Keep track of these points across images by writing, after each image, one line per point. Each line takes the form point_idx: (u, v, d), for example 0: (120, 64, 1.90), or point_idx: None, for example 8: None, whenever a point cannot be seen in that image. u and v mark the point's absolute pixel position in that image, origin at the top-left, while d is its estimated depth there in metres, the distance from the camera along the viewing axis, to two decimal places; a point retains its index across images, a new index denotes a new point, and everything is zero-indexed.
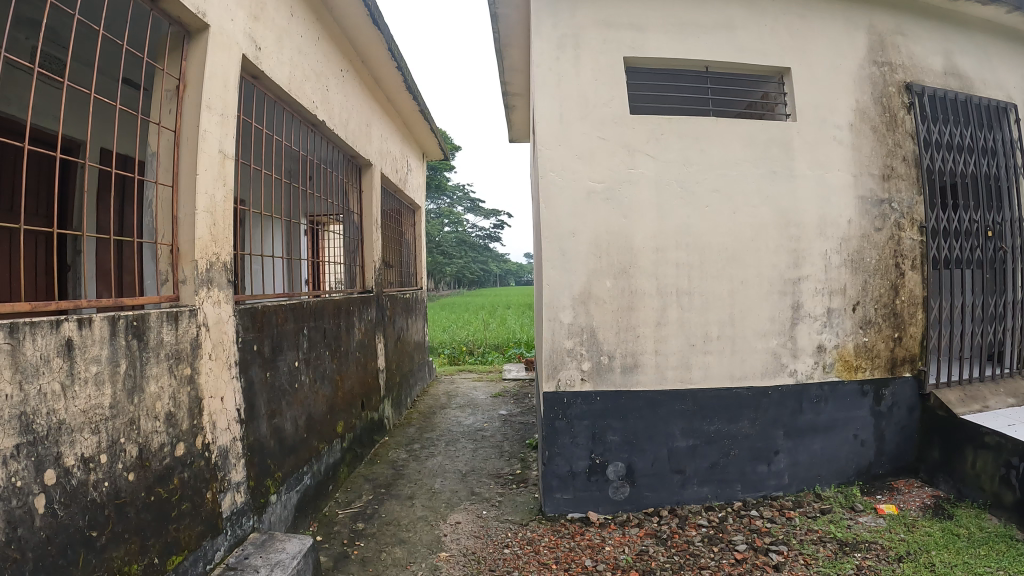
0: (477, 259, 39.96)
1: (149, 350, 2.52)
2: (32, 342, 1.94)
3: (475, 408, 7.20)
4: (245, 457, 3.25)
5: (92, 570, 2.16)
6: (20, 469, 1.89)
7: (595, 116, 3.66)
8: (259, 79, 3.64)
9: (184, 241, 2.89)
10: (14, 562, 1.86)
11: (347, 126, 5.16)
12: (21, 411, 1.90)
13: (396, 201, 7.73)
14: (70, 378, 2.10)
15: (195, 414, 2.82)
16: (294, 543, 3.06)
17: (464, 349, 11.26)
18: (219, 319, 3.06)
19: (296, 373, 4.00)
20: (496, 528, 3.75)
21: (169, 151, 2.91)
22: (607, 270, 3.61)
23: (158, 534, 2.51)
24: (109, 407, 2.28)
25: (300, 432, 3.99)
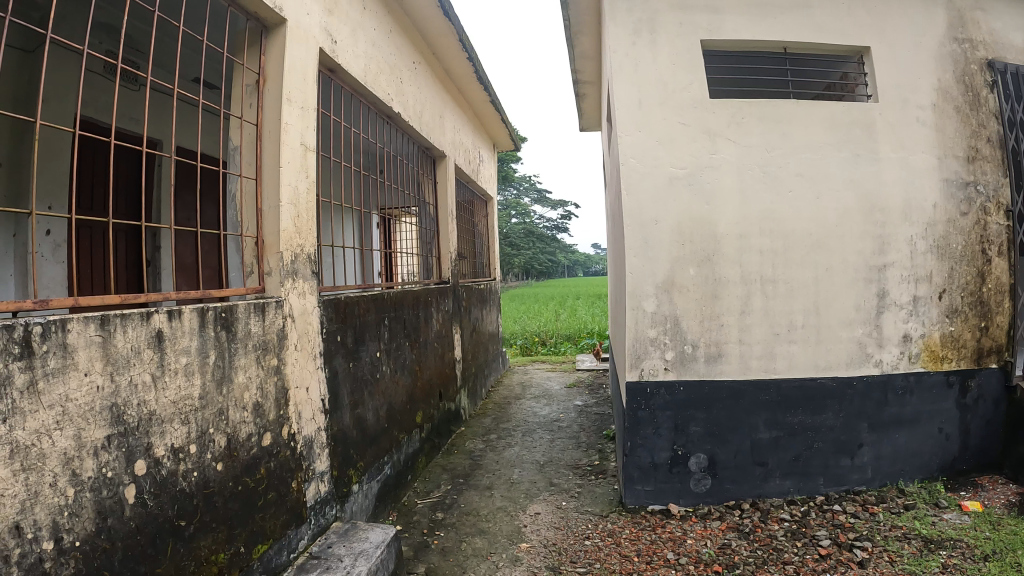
0: (549, 250, 39.91)
1: (238, 341, 2.56)
2: (123, 334, 1.98)
3: (550, 399, 7.15)
4: (329, 447, 3.29)
5: (179, 561, 2.19)
6: (111, 459, 1.93)
7: (674, 100, 3.54)
8: (335, 72, 3.66)
9: (270, 232, 2.92)
10: (105, 551, 1.88)
11: (422, 118, 5.18)
12: (112, 402, 1.94)
13: (468, 192, 7.74)
14: (160, 369, 2.14)
15: (280, 404, 2.86)
16: (377, 532, 3.08)
17: (536, 340, 11.22)
18: (304, 310, 3.09)
19: (378, 364, 4.03)
20: (577, 520, 3.69)
21: (252, 145, 2.95)
22: (689, 258, 3.48)
23: (244, 523, 2.55)
24: (197, 398, 2.31)
25: (382, 422, 4.02)
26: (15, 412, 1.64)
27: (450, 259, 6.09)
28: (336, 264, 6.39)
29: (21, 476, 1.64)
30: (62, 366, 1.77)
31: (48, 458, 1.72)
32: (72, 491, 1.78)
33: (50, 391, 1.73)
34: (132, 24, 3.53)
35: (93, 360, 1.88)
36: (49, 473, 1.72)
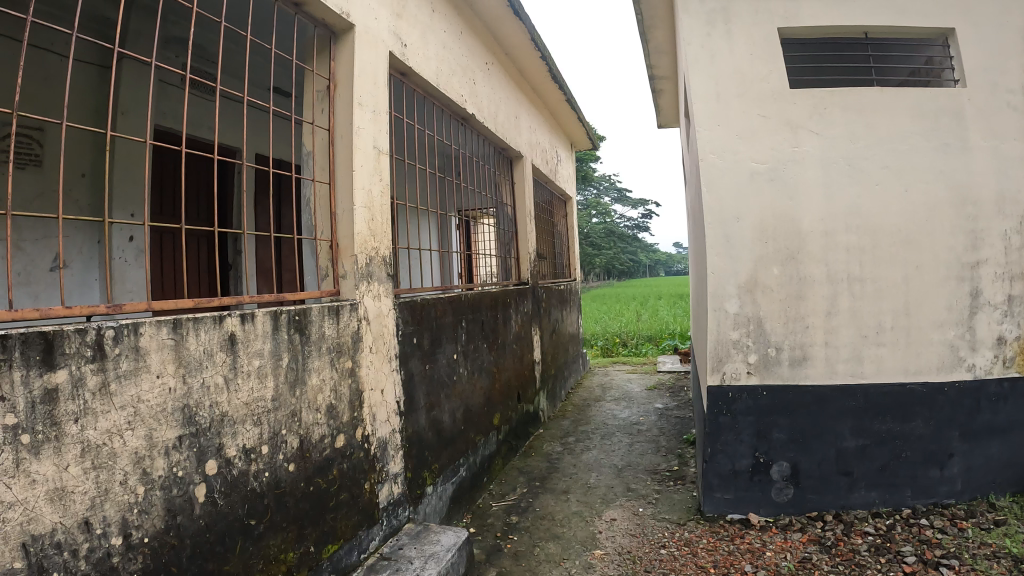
0: (630, 250, 39.44)
1: (312, 344, 2.59)
2: (195, 337, 2.02)
3: (630, 401, 7.03)
4: (403, 448, 3.30)
5: (249, 561, 2.22)
6: (182, 459, 1.97)
7: (753, 93, 3.40)
8: (407, 75, 3.69)
9: (344, 235, 2.96)
10: (173, 548, 1.92)
11: (497, 119, 5.17)
12: (184, 403, 1.98)
13: (547, 192, 7.69)
14: (233, 371, 2.18)
15: (354, 405, 2.88)
16: (449, 535, 3.06)
17: (617, 341, 11.06)
18: (379, 313, 3.12)
19: (455, 365, 4.04)
20: (653, 527, 3.58)
21: (325, 149, 3.00)
22: (774, 257, 3.33)
23: (315, 522, 2.57)
24: (269, 400, 2.34)
25: (458, 424, 4.02)
26: (87, 411, 1.68)
27: (530, 260, 6.05)
28: (417, 267, 6.47)
29: (91, 473, 1.69)
30: (133, 368, 1.81)
31: (119, 457, 1.76)
32: (143, 490, 1.83)
33: (121, 392, 1.77)
34: (201, 34, 3.65)
35: (165, 362, 1.92)
36: (120, 472, 1.76)
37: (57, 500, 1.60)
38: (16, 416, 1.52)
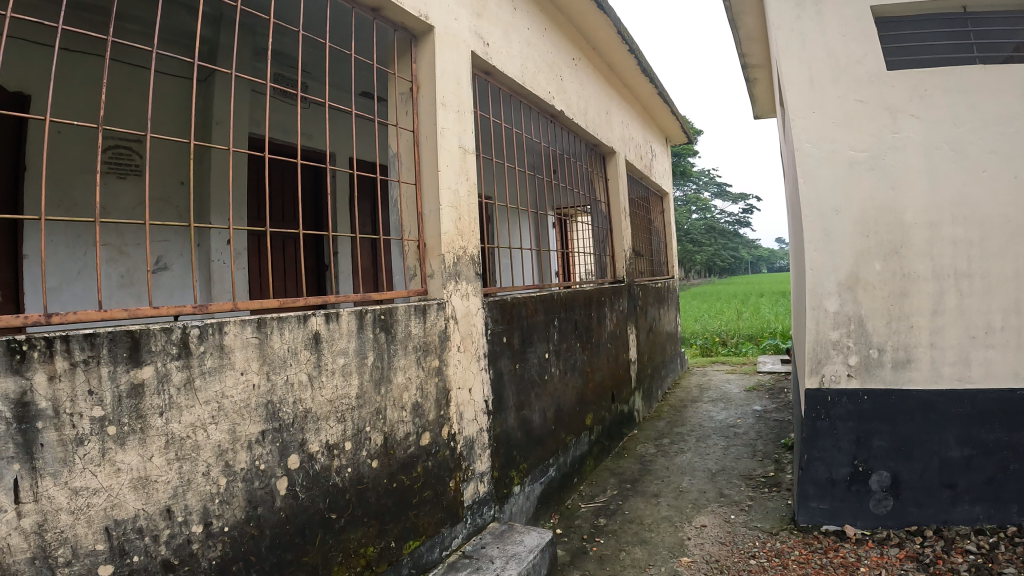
0: (732, 246, 38.40)
1: (397, 343, 2.62)
2: (280, 336, 2.06)
3: (728, 402, 6.85)
4: (490, 447, 3.30)
5: (328, 555, 2.24)
6: (265, 453, 2.00)
7: (848, 78, 3.22)
8: (490, 74, 3.68)
9: (430, 233, 2.98)
10: (253, 538, 1.94)
11: (586, 115, 5.09)
12: (268, 399, 2.01)
13: (642, 188, 7.55)
14: (317, 369, 2.21)
15: (439, 403, 2.89)
16: (533, 536, 3.03)
17: (717, 339, 10.79)
18: (467, 312, 3.12)
19: (547, 364, 4.02)
20: (745, 535, 3.45)
21: (410, 150, 3.03)
22: (875, 250, 3.11)
23: (396, 518, 2.59)
24: (353, 396, 2.38)
25: (549, 424, 4.01)
26: (170, 407, 1.71)
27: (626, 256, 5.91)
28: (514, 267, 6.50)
29: (174, 464, 1.72)
30: (219, 364, 1.84)
31: (202, 449, 1.80)
32: (224, 481, 1.85)
33: (206, 389, 1.80)
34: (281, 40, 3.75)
35: (249, 360, 1.95)
36: (202, 463, 1.79)
37: (140, 487, 1.63)
38: (102, 410, 1.56)
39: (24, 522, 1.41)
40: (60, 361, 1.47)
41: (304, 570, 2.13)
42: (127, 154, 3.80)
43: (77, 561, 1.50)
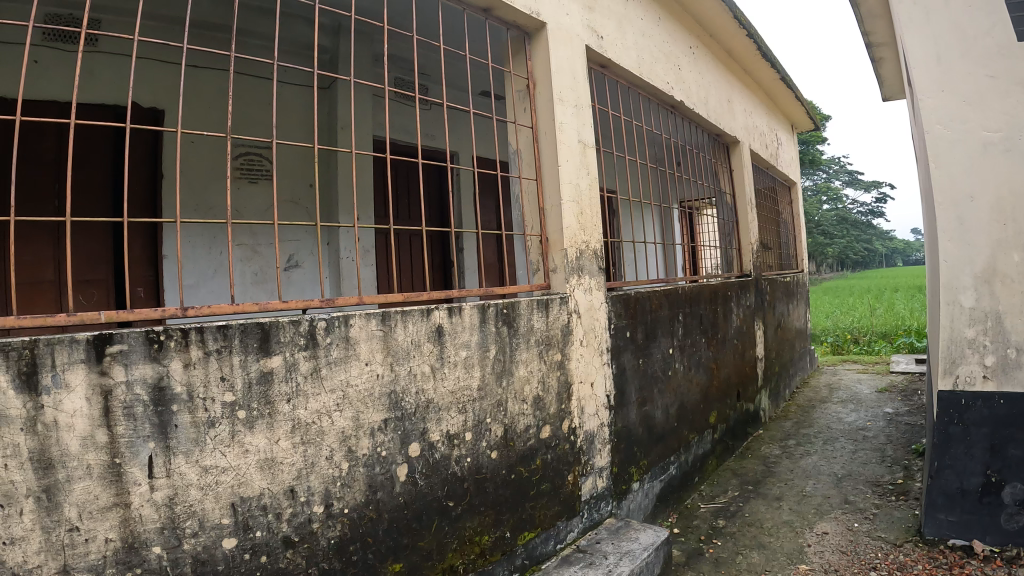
0: (867, 238, 36.28)
1: (519, 336, 2.41)
2: (403, 329, 1.95)
3: (858, 404, 6.46)
4: (610, 443, 2.96)
5: (443, 541, 2.07)
6: (387, 440, 1.90)
7: (978, 51, 2.76)
8: (606, 66, 3.61)
9: (551, 225, 2.79)
10: (371, 520, 1.84)
11: (706, 104, 4.90)
12: (391, 389, 1.91)
13: (767, 180, 7.20)
14: (440, 361, 2.08)
15: (560, 394, 2.64)
16: (648, 534, 2.66)
17: (849, 337, 10.25)
18: (591, 305, 2.86)
19: (670, 360, 3.69)
20: (866, 545, 3.16)
21: (530, 146, 2.89)
22: (1014, 240, 2.70)
23: (513, 509, 2.36)
24: (475, 387, 2.22)
25: (671, 422, 3.69)
26: (298, 394, 1.66)
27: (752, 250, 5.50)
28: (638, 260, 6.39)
29: (299, 448, 1.67)
30: (342, 355, 1.77)
31: (326, 435, 1.73)
32: (346, 465, 1.78)
33: (331, 376, 1.74)
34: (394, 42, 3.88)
35: (373, 352, 1.86)
36: (326, 447, 1.73)
37: (265, 467, 1.60)
38: (233, 395, 1.54)
39: (156, 495, 1.41)
40: (194, 349, 1.47)
41: (418, 556, 1.98)
42: (255, 158, 4.01)
43: (204, 534, 1.48)
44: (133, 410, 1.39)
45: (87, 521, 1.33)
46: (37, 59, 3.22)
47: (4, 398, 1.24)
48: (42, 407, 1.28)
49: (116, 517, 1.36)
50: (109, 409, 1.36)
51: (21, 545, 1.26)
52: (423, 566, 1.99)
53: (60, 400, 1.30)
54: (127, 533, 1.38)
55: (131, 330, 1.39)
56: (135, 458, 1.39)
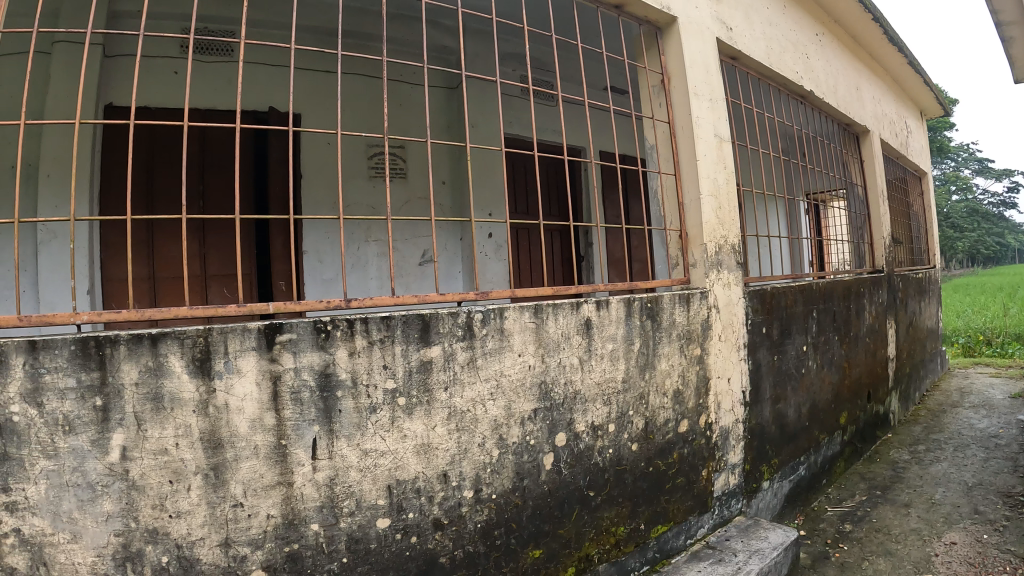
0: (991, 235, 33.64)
1: (667, 330, 1.61)
2: (554, 321, 1.36)
3: (994, 411, 4.74)
4: (740, 438, 1.87)
5: (583, 530, 1.42)
6: (535, 428, 1.34)
7: None
8: (735, 59, 2.27)
9: (692, 212, 1.79)
10: (513, 509, 1.30)
11: (835, 94, 3.15)
12: (540, 378, 1.34)
13: (900, 171, 5.27)
14: (588, 354, 1.43)
15: (696, 389, 1.72)
16: (778, 532, 1.68)
17: (982, 336, 8.95)
18: (732, 300, 1.84)
19: (805, 359, 2.27)
20: (1007, 563, 1.97)
21: (667, 148, 1.87)
22: None
23: (657, 499, 1.59)
24: (622, 380, 1.50)
25: (803, 421, 2.29)
26: (457, 382, 1.22)
27: (887, 244, 3.57)
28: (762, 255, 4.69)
29: (455, 435, 1.22)
30: (500, 345, 1.27)
31: (480, 423, 1.25)
32: (496, 451, 1.28)
33: (488, 367, 1.26)
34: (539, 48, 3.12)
35: (522, 342, 1.31)
36: (478, 436, 1.25)
37: (421, 451, 1.18)
38: (394, 381, 1.15)
39: (318, 475, 1.08)
40: (357, 339, 1.11)
41: (559, 544, 1.37)
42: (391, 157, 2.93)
43: (361, 514, 1.12)
44: (301, 395, 1.07)
45: (251, 497, 1.04)
46: (174, 70, 2.41)
47: (176, 380, 1.00)
48: (213, 390, 1.02)
49: (278, 496, 1.06)
50: (277, 393, 1.05)
51: (186, 519, 1.01)
52: (564, 558, 1.38)
53: (231, 385, 1.02)
54: (288, 509, 1.06)
55: (299, 316, 1.07)
56: (300, 440, 1.07)
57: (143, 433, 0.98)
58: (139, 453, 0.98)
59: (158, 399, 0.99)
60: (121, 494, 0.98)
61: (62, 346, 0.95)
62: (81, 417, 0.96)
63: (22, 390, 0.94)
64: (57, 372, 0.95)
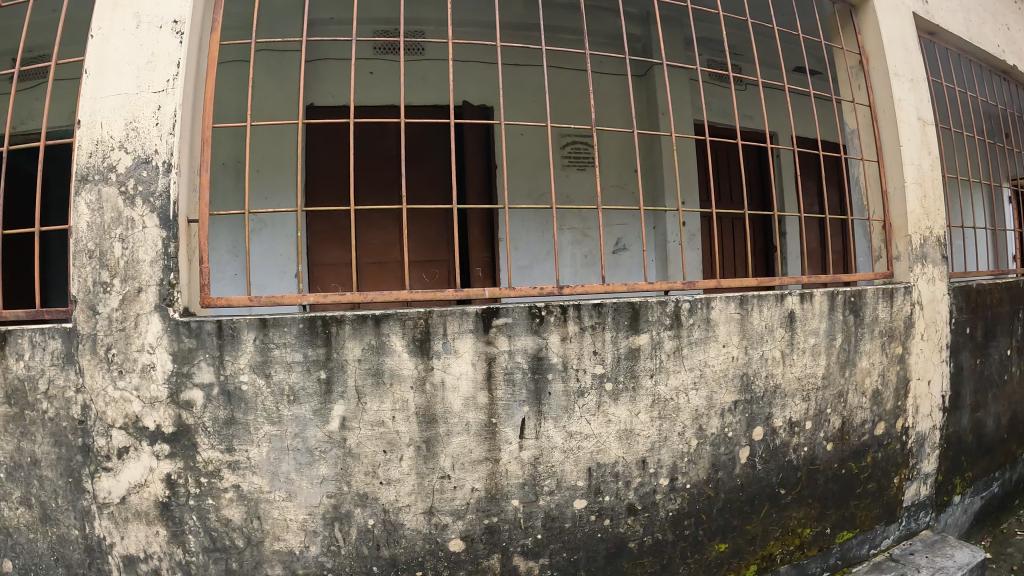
0: None
1: (873, 328, 1.47)
2: (760, 312, 1.30)
3: None
4: (941, 448, 1.71)
5: (768, 528, 1.37)
6: (734, 421, 1.29)
7: None
8: (934, 32, 2.06)
9: (896, 200, 1.63)
10: (705, 500, 1.29)
11: None
12: (743, 371, 1.29)
13: None
14: (791, 348, 1.34)
15: (895, 390, 1.56)
16: (968, 553, 1.54)
17: None
18: (938, 297, 1.64)
19: (1008, 365, 2.08)
20: None
21: (870, 132, 1.71)
22: None
23: (847, 504, 1.49)
24: (822, 376, 1.39)
25: (1001, 434, 2.12)
26: (663, 370, 1.22)
27: None
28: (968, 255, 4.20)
29: (657, 422, 1.22)
30: (705, 335, 1.25)
31: (681, 412, 1.24)
32: (695, 442, 1.26)
33: (693, 356, 1.24)
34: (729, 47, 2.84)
35: (726, 333, 1.27)
36: (679, 425, 1.24)
37: (623, 436, 1.20)
38: (603, 366, 1.17)
39: (523, 453, 1.15)
40: (570, 325, 1.15)
41: (744, 541, 1.34)
42: (587, 147, 2.54)
43: (560, 493, 1.18)
44: (513, 376, 1.13)
45: (458, 470, 1.13)
46: (371, 71, 2.31)
47: (396, 358, 1.10)
48: (431, 368, 1.11)
49: (485, 470, 1.14)
50: (492, 373, 1.12)
51: (395, 486, 1.12)
52: (747, 555, 1.35)
53: (448, 364, 1.11)
54: (492, 483, 1.14)
55: (515, 302, 1.13)
56: (510, 420, 1.14)
57: (363, 405, 1.10)
58: (357, 423, 1.10)
59: (379, 374, 1.10)
60: (337, 460, 1.10)
61: (291, 323, 1.08)
62: (304, 388, 1.09)
63: (252, 361, 1.09)
64: (286, 347, 1.08)
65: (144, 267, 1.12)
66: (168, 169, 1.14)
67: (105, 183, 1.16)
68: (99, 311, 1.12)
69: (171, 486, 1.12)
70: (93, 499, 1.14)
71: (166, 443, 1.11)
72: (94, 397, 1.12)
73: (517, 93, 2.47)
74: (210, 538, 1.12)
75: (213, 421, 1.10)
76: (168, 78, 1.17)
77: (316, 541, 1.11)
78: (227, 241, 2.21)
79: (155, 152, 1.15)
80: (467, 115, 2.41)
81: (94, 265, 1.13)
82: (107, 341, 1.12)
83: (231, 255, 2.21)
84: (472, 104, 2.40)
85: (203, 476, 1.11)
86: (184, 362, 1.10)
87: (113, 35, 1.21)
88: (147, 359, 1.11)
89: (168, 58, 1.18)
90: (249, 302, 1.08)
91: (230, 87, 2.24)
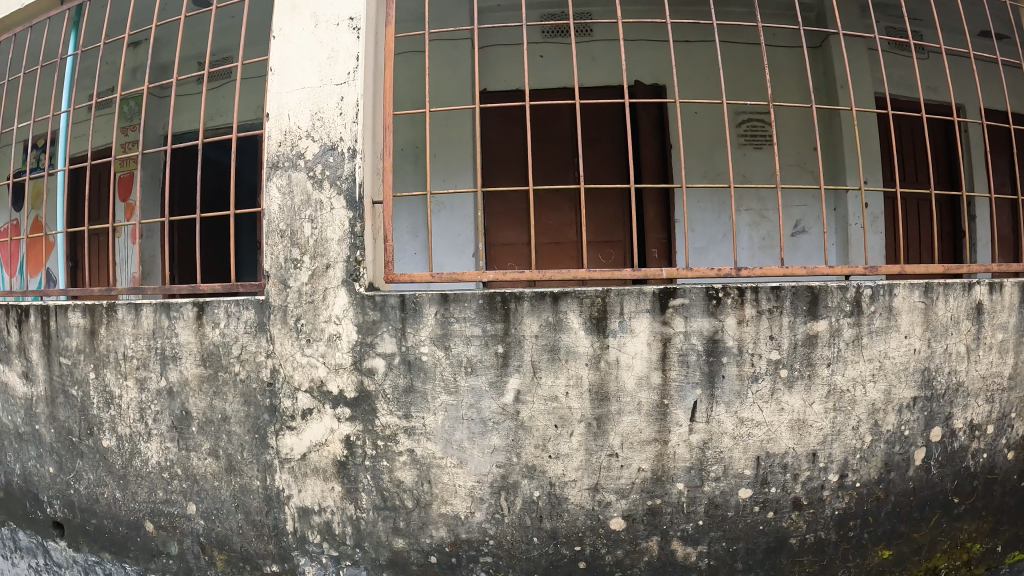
0: None
1: None
2: (944, 303, 1.25)
3: None
4: None
5: (937, 538, 1.31)
6: (912, 420, 1.25)
7: None
8: None
9: None
10: (873, 502, 1.25)
11: None
12: (924, 365, 1.24)
13: None
14: (977, 343, 1.28)
15: None
16: None
17: None
18: None
19: None
20: None
21: None
22: None
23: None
24: (1008, 376, 1.32)
25: None
26: (841, 359, 1.20)
27: None
28: None
29: (831, 414, 1.21)
30: (887, 324, 1.21)
31: (857, 406, 1.21)
32: (869, 440, 1.23)
33: (873, 346, 1.21)
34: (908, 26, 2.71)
35: (909, 325, 1.22)
36: (853, 419, 1.21)
37: (795, 426, 1.20)
38: (779, 352, 1.18)
39: (692, 437, 1.18)
40: (747, 309, 1.17)
41: (910, 549, 1.29)
42: (763, 125, 2.49)
43: (726, 480, 1.19)
44: (688, 357, 1.16)
45: (626, 449, 1.18)
46: (541, 54, 2.38)
47: (573, 335, 1.16)
48: (607, 346, 1.16)
49: (652, 452, 1.18)
50: (666, 353, 1.16)
51: (563, 460, 1.18)
52: (913, 564, 1.29)
53: (624, 343, 1.16)
54: (659, 464, 1.18)
55: (692, 283, 1.16)
56: (682, 402, 1.17)
57: (538, 379, 1.16)
58: (531, 397, 1.17)
59: (556, 351, 1.16)
60: (509, 431, 1.18)
61: (471, 300, 1.16)
62: (483, 361, 1.17)
63: (433, 334, 1.18)
64: (466, 322, 1.17)
65: (333, 245, 1.23)
66: (354, 155, 1.24)
67: (294, 169, 1.28)
68: (289, 285, 1.24)
69: (350, 446, 1.22)
70: (276, 454, 1.26)
71: (347, 407, 1.22)
72: (283, 362, 1.24)
73: (691, 72, 2.45)
74: (382, 496, 1.22)
75: (393, 389, 1.20)
76: (349, 72, 1.27)
77: (482, 508, 1.19)
78: (407, 222, 2.35)
79: (340, 140, 1.26)
80: (639, 94, 2.43)
81: (285, 244, 1.26)
82: (298, 313, 1.24)
83: (411, 235, 2.34)
84: (643, 84, 2.42)
85: (380, 439, 1.21)
86: (369, 333, 1.20)
87: (292, 34, 1.32)
88: (333, 330, 1.22)
89: (346, 54, 1.28)
90: (430, 278, 1.17)
91: (410, 79, 2.39)
